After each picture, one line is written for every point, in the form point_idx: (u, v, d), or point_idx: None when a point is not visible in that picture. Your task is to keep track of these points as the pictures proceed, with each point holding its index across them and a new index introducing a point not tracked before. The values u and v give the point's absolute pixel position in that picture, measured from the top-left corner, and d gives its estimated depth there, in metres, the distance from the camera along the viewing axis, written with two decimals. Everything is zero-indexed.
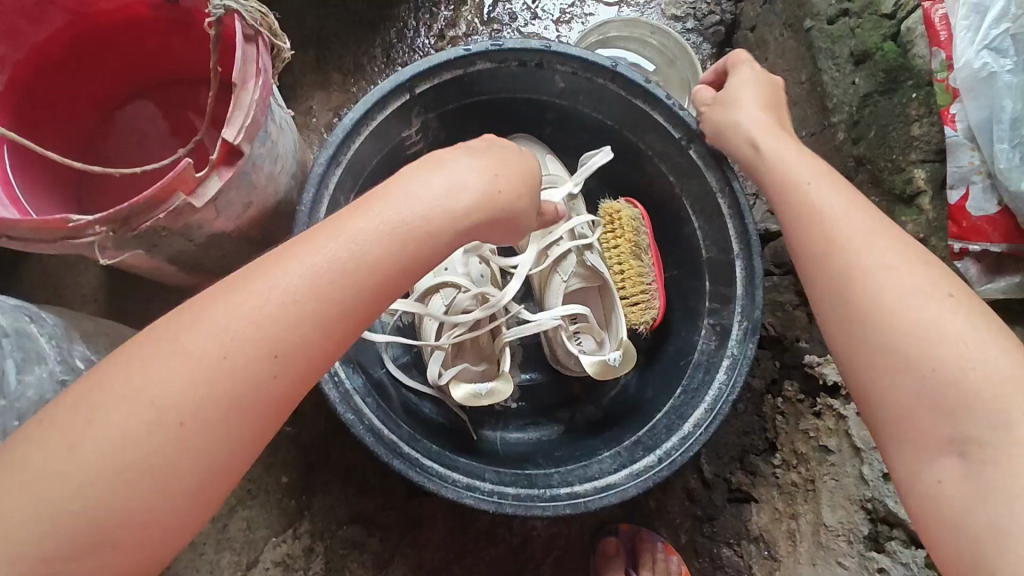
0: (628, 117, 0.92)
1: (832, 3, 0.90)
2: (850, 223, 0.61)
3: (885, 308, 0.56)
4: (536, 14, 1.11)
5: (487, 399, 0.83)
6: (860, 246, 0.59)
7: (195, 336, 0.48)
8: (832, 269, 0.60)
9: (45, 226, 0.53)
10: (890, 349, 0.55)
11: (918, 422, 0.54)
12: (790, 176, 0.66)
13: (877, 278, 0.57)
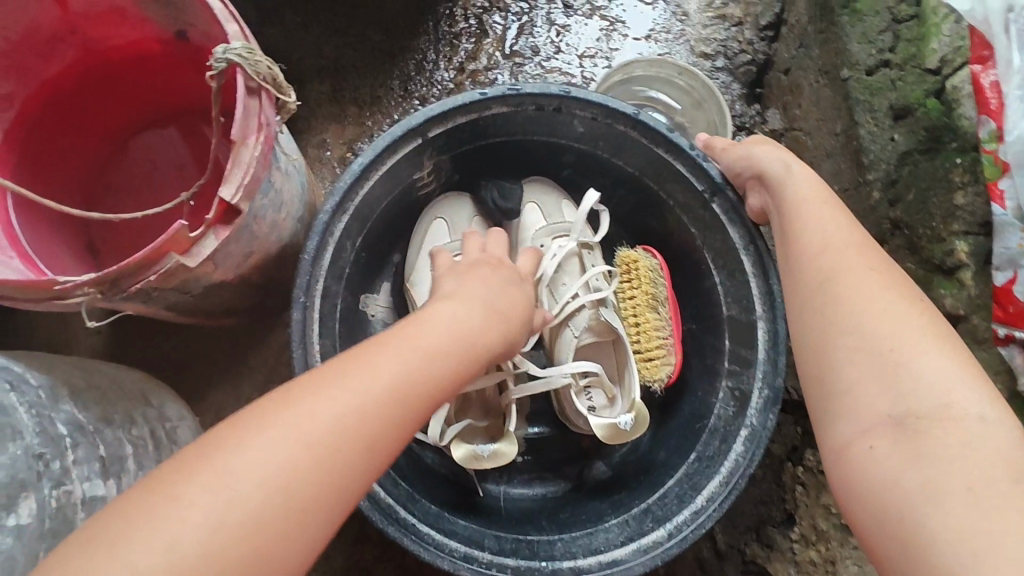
0: (650, 165, 0.88)
1: (871, 53, 0.85)
2: (836, 237, 0.64)
3: (854, 303, 0.58)
4: (559, 49, 1.08)
5: (490, 461, 0.79)
6: (842, 253, 0.62)
7: (314, 415, 0.43)
8: (815, 271, 0.62)
9: (32, 286, 0.51)
10: (850, 337, 0.56)
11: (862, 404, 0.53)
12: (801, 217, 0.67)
13: (843, 296, 0.59)
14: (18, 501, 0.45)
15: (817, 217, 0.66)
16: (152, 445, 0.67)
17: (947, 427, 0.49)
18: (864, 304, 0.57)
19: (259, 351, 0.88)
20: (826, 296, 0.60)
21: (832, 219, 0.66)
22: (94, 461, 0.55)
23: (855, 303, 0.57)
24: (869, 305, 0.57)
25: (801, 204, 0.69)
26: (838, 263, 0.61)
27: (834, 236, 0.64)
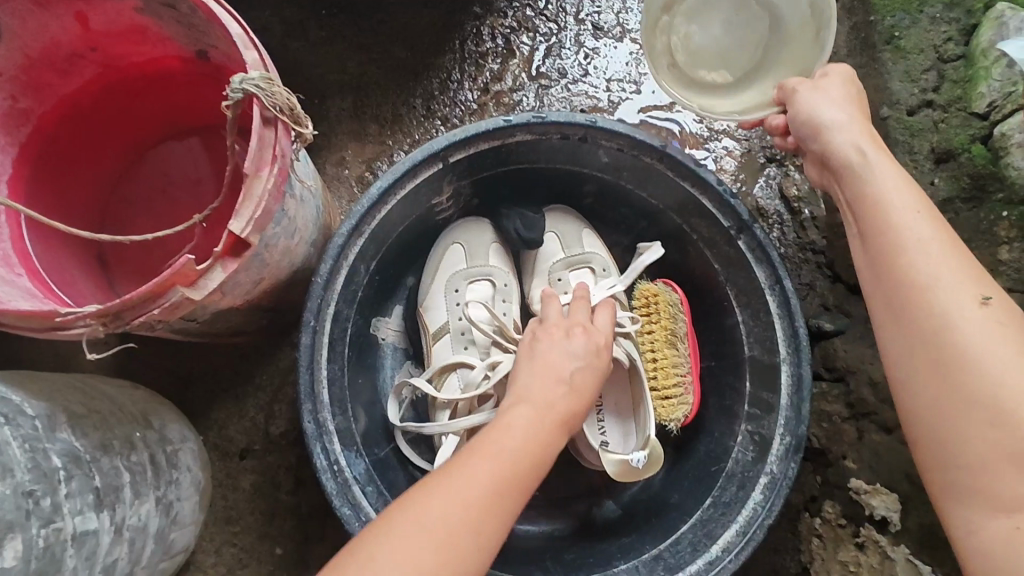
0: (675, 198, 0.85)
1: (914, 93, 0.82)
2: (946, 262, 0.55)
3: (973, 354, 0.52)
4: (587, 72, 1.05)
5: None
6: (959, 291, 0.54)
7: (422, 515, 0.47)
8: (925, 316, 0.55)
9: (33, 316, 0.50)
10: (978, 398, 0.52)
11: (991, 474, 0.52)
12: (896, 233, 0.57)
13: (974, 362, 0.52)
14: (6, 543, 0.43)
15: (917, 233, 0.56)
16: (152, 471, 0.66)
17: None
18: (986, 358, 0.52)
19: (266, 370, 0.87)
20: (941, 343, 0.54)
21: (931, 233, 0.56)
22: (87, 492, 0.54)
23: (975, 353, 0.52)
24: (991, 358, 0.52)
25: (902, 219, 0.57)
26: (954, 305, 0.54)
27: (938, 262, 0.55)
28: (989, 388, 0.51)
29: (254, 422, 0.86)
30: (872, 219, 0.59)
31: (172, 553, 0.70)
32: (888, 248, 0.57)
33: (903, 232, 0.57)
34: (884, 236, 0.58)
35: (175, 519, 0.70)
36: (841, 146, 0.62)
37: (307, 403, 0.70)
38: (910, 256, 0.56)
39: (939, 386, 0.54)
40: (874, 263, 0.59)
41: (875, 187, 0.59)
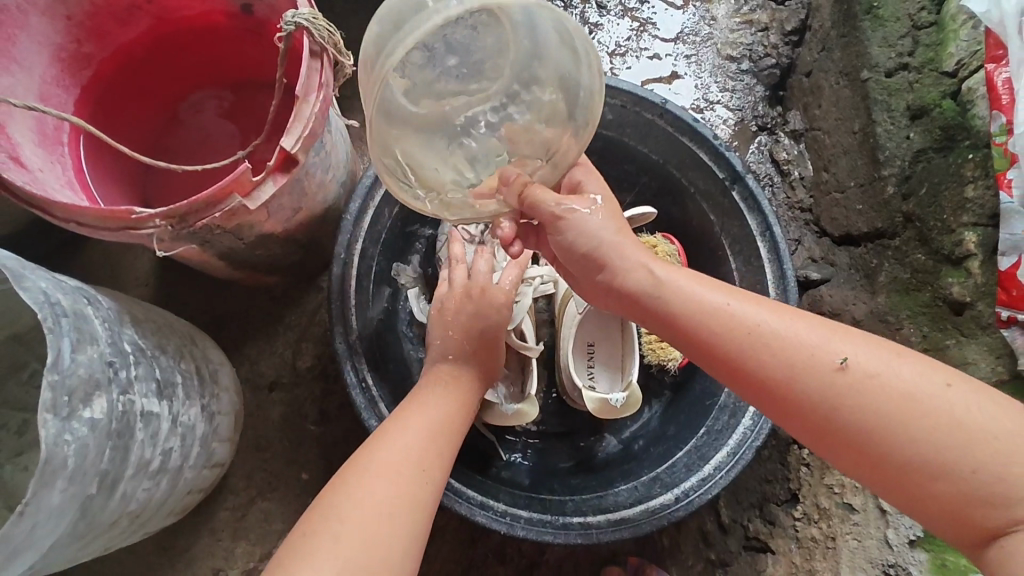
0: (673, 151, 0.92)
1: (891, 56, 0.90)
2: (790, 332, 0.55)
3: (865, 404, 0.52)
4: (591, 46, 1.14)
5: (514, 417, 0.85)
6: (818, 352, 0.54)
7: (366, 477, 0.56)
8: (819, 391, 0.53)
9: (111, 216, 0.57)
10: (852, 401, 0.52)
11: (878, 438, 0.51)
12: (705, 301, 0.58)
13: (816, 352, 0.54)
14: (92, 399, 0.50)
15: (751, 327, 0.56)
16: (199, 381, 0.72)
17: (942, 410, 0.50)
18: (887, 394, 0.52)
19: (294, 311, 0.94)
20: (844, 413, 0.52)
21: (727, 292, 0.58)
22: (150, 380, 0.60)
23: (878, 389, 0.52)
24: (896, 381, 0.52)
25: (722, 311, 0.57)
26: (822, 363, 0.53)
27: (790, 329, 0.55)
28: (887, 422, 0.51)
29: (283, 357, 0.92)
30: (699, 324, 0.57)
31: (212, 463, 0.76)
32: (734, 346, 0.56)
33: (735, 326, 0.56)
34: (712, 346, 0.57)
35: (217, 431, 0.76)
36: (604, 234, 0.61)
37: (338, 324, 0.77)
38: (758, 350, 0.55)
39: (807, 399, 0.53)
40: (725, 370, 0.57)
41: (671, 283, 0.59)
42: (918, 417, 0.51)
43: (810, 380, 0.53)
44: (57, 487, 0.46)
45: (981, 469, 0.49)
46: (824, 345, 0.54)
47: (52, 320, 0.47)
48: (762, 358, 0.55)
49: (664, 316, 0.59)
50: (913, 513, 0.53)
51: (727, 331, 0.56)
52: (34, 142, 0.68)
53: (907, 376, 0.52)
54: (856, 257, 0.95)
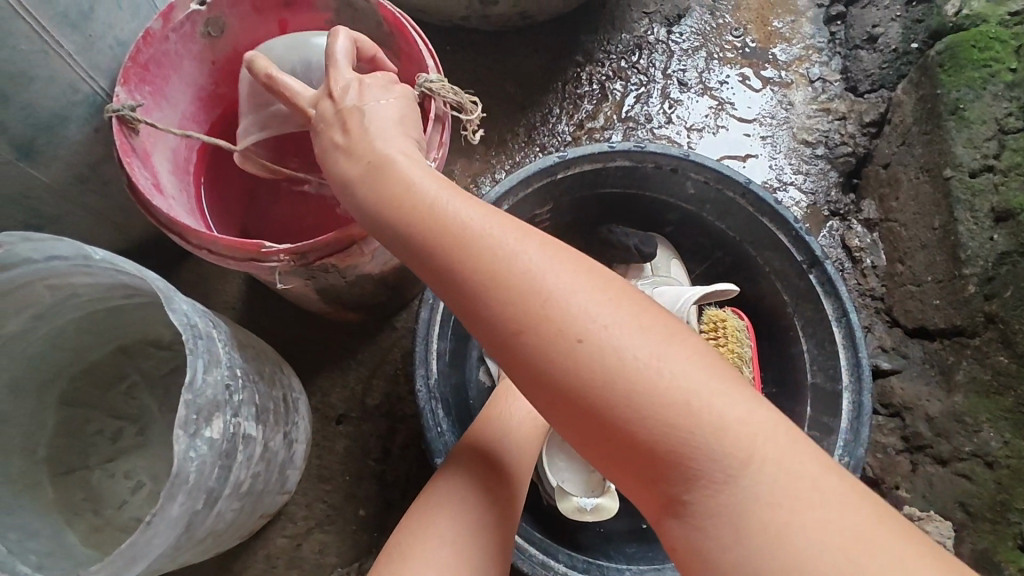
0: (751, 231, 0.94)
1: (976, 158, 0.92)
2: (533, 279, 0.49)
3: (581, 379, 0.46)
4: (670, 119, 1.18)
5: (592, 515, 0.85)
6: (623, 355, 0.46)
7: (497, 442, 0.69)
8: (560, 360, 0.47)
9: (241, 248, 0.61)
10: (666, 421, 0.45)
11: (688, 478, 0.45)
12: (507, 265, 0.49)
13: (616, 349, 0.46)
14: (212, 420, 0.53)
15: (519, 280, 0.49)
16: (284, 407, 0.75)
17: (767, 481, 0.43)
18: (612, 374, 0.46)
19: (368, 348, 0.97)
20: (590, 391, 0.46)
21: (532, 256, 0.49)
22: (252, 404, 0.63)
23: (626, 377, 0.46)
24: (638, 372, 0.46)
25: (529, 276, 0.49)
26: (558, 327, 0.47)
27: (546, 279, 0.48)
28: (646, 425, 0.45)
29: (353, 392, 0.95)
30: (451, 256, 0.51)
31: (284, 491, 0.78)
32: (534, 323, 0.48)
33: (479, 263, 0.50)
34: (468, 289, 0.51)
35: (292, 459, 0.78)
36: (394, 165, 0.55)
37: (420, 367, 0.79)
38: (556, 334, 0.47)
39: (608, 409, 0.46)
40: (492, 325, 0.50)
41: (446, 214, 0.52)
42: (640, 412, 0.45)
43: (613, 382, 0.46)
44: (178, 500, 0.49)
45: (692, 497, 0.44)
46: (632, 349, 0.46)
47: (192, 342, 0.51)
48: (559, 345, 0.47)
49: (428, 252, 0.52)
50: (643, 512, 0.49)
51: (523, 300, 0.48)
52: (169, 171, 0.74)
53: (636, 357, 0.46)
54: (931, 352, 0.94)
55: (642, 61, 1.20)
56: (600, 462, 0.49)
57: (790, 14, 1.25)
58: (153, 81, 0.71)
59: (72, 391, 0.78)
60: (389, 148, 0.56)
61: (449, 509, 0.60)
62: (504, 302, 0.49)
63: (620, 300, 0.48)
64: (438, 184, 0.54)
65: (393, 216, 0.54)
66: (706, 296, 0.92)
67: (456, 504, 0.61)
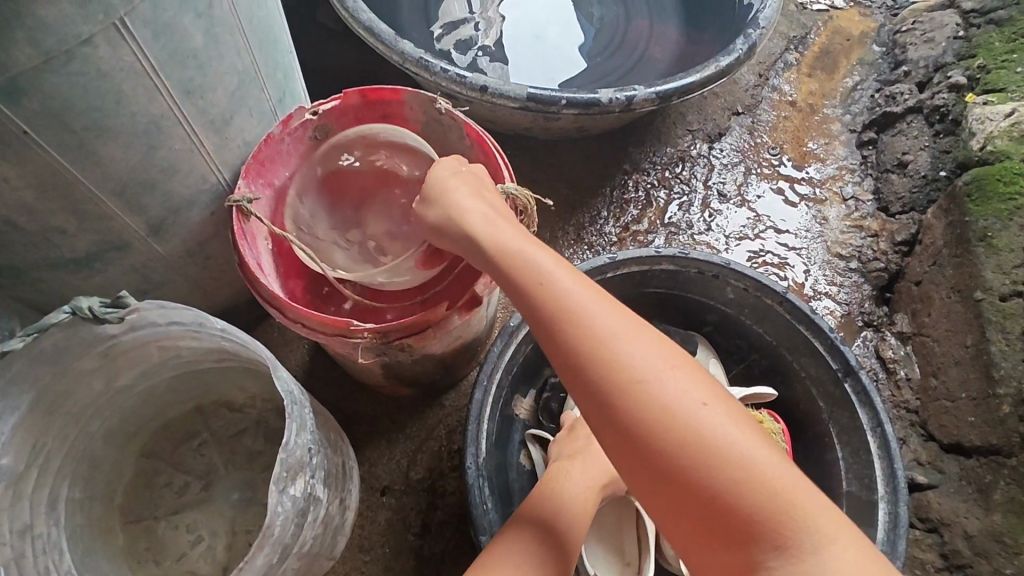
0: (788, 337, 0.99)
1: (1005, 283, 0.97)
2: (643, 359, 0.57)
3: (680, 449, 0.54)
4: (709, 227, 1.27)
5: None
6: (715, 431, 0.54)
7: (553, 531, 0.70)
8: (665, 435, 0.55)
9: (331, 325, 0.70)
10: (751, 495, 0.53)
11: (765, 549, 0.52)
12: (621, 345, 0.58)
13: (711, 427, 0.54)
14: (296, 477, 0.59)
15: (631, 358, 0.57)
16: (343, 474, 0.80)
17: (831, 554, 0.51)
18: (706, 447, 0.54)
19: (416, 422, 1.02)
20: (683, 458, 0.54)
21: (641, 340, 0.58)
22: (323, 468, 0.69)
23: (723, 454, 0.53)
24: (733, 451, 0.54)
25: (640, 358, 0.57)
26: (665, 404, 0.55)
27: (654, 364, 0.57)
28: (736, 496, 0.53)
29: (398, 465, 0.99)
30: (566, 333, 0.60)
31: (332, 556, 0.82)
32: (643, 397, 0.56)
33: (593, 339, 0.59)
34: (580, 358, 0.59)
35: (343, 526, 0.82)
36: (523, 250, 0.65)
37: (471, 445, 0.85)
38: (659, 409, 0.55)
39: (701, 480, 0.54)
40: (601, 398, 0.58)
41: (566, 300, 0.61)
42: (729, 484, 0.53)
43: (708, 457, 0.54)
44: (264, 551, 0.54)
45: (774, 564, 0.52)
46: (721, 427, 0.55)
47: (290, 406, 0.58)
48: (664, 419, 0.55)
49: (550, 331, 0.61)
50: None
51: (634, 376, 0.57)
52: (268, 250, 0.84)
53: (728, 434, 0.54)
54: (968, 469, 0.95)
55: (684, 172, 1.31)
56: (678, 526, 0.56)
57: (824, 138, 1.36)
58: (266, 174, 0.82)
59: (151, 443, 0.84)
60: (522, 240, 0.66)
61: None
62: (616, 378, 0.57)
63: (709, 384, 0.57)
64: (559, 269, 0.64)
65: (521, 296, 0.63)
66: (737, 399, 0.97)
67: None
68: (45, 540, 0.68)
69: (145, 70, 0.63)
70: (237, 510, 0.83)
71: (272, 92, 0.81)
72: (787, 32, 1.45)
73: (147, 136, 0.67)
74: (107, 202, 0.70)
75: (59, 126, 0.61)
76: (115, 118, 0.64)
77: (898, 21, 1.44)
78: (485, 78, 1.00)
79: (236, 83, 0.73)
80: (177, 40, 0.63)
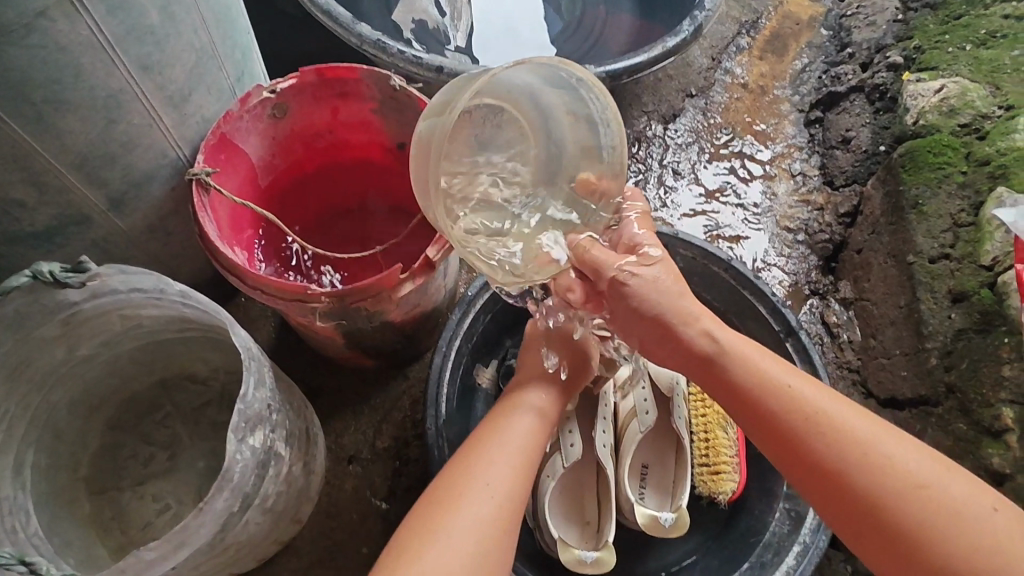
0: (734, 303, 1.04)
1: (934, 246, 1.03)
2: (901, 466, 0.61)
3: (962, 560, 0.57)
4: (665, 203, 1.32)
5: (591, 568, 0.88)
6: (944, 496, 0.59)
7: (510, 438, 0.72)
8: (903, 505, 0.60)
9: (289, 290, 0.73)
10: (989, 552, 0.57)
11: None
12: (840, 424, 0.64)
13: (939, 493, 0.60)
14: (255, 430, 0.62)
15: (896, 465, 0.61)
16: (306, 439, 0.83)
17: None
18: (982, 552, 0.57)
19: (381, 394, 1.06)
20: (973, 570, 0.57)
21: (857, 419, 0.64)
22: (284, 428, 0.72)
23: (966, 522, 0.58)
24: (964, 515, 0.58)
25: (858, 434, 0.63)
26: (894, 475, 0.60)
27: (875, 439, 0.63)
28: (981, 558, 0.57)
29: (364, 435, 1.03)
30: (787, 417, 0.65)
31: (298, 518, 0.85)
32: (871, 470, 0.61)
33: (859, 448, 0.62)
34: (834, 461, 0.63)
35: (308, 489, 0.85)
36: (729, 343, 0.69)
37: (431, 408, 0.89)
38: (888, 480, 0.61)
39: (942, 544, 0.58)
40: (830, 476, 0.63)
41: (778, 385, 0.67)
42: (989, 558, 0.57)
43: (947, 522, 0.58)
44: (223, 495, 0.57)
45: None
46: (949, 493, 0.60)
47: (247, 361, 0.61)
48: (896, 490, 0.60)
49: (772, 418, 0.66)
50: None
51: (860, 452, 0.62)
52: (228, 225, 0.86)
53: (998, 536, 0.58)
54: (901, 420, 1.01)
55: (641, 151, 1.36)
56: None
57: (774, 118, 1.41)
58: (228, 150, 0.85)
59: (116, 416, 0.86)
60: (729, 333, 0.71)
61: (452, 498, 0.65)
62: (842, 454, 0.62)
63: (927, 453, 0.63)
64: (810, 382, 0.67)
65: (734, 385, 0.68)
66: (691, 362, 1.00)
67: (466, 489, 0.65)
68: (11, 503, 0.70)
69: (102, 45, 0.65)
70: (204, 478, 0.85)
71: (231, 70, 0.83)
72: (739, 17, 1.50)
73: (106, 110, 0.69)
74: (67, 175, 0.72)
75: (16, 99, 0.63)
76: (73, 92, 0.66)
77: (845, 6, 1.50)
78: (441, 59, 1.03)
79: (194, 61, 0.75)
80: (134, 17, 0.66)
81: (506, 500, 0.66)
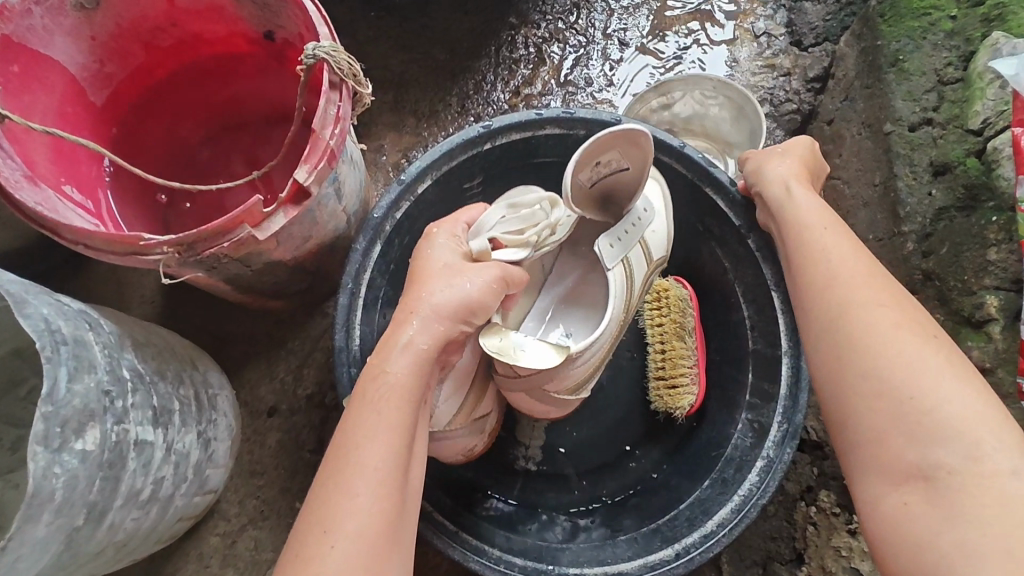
0: (689, 198, 0.89)
1: (915, 111, 0.89)
2: (867, 295, 0.54)
3: (870, 384, 0.50)
4: (612, 82, 1.12)
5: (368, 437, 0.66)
6: (887, 327, 0.51)
7: (385, 393, 0.56)
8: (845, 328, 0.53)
9: (119, 242, 0.57)
10: (895, 384, 0.49)
11: (900, 440, 0.48)
12: (824, 253, 0.59)
13: (879, 322, 0.52)
14: (84, 429, 0.49)
15: (863, 295, 0.54)
16: (197, 406, 0.71)
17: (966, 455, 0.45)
18: (898, 380, 0.49)
19: (297, 336, 0.93)
20: (887, 385, 0.49)
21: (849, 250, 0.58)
22: (147, 408, 0.59)
23: (891, 353, 0.50)
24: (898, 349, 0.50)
25: (834, 263, 0.58)
26: (854, 300, 0.54)
27: (852, 269, 0.56)
28: (885, 386, 0.49)
29: (283, 383, 0.91)
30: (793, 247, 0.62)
31: (203, 491, 0.75)
32: (835, 290, 0.56)
33: (835, 271, 0.57)
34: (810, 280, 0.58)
35: (211, 457, 0.74)
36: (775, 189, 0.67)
37: (343, 358, 0.76)
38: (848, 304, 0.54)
39: (852, 365, 0.52)
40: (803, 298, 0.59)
41: (795, 221, 0.63)
42: (896, 389, 0.49)
43: (866, 349, 0.51)
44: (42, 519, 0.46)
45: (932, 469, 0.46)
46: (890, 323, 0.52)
47: (51, 348, 0.47)
48: (840, 312, 0.54)
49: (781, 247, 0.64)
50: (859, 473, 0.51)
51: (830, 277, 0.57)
52: (53, 159, 0.68)
53: (930, 374, 0.48)
54: None
55: (580, 20, 1.13)
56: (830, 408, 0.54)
57: None
58: (20, 59, 0.65)
59: None
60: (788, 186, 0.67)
61: (335, 487, 0.51)
62: (815, 275, 0.58)
63: (900, 296, 0.54)
64: (833, 224, 0.61)
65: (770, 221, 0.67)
66: (605, 146, 0.71)
67: (353, 466, 0.52)
68: None
69: None
70: None
71: None
72: None
73: None
74: None
75: None
76: None
77: None
78: None
79: None
80: None
81: (379, 476, 0.51)
